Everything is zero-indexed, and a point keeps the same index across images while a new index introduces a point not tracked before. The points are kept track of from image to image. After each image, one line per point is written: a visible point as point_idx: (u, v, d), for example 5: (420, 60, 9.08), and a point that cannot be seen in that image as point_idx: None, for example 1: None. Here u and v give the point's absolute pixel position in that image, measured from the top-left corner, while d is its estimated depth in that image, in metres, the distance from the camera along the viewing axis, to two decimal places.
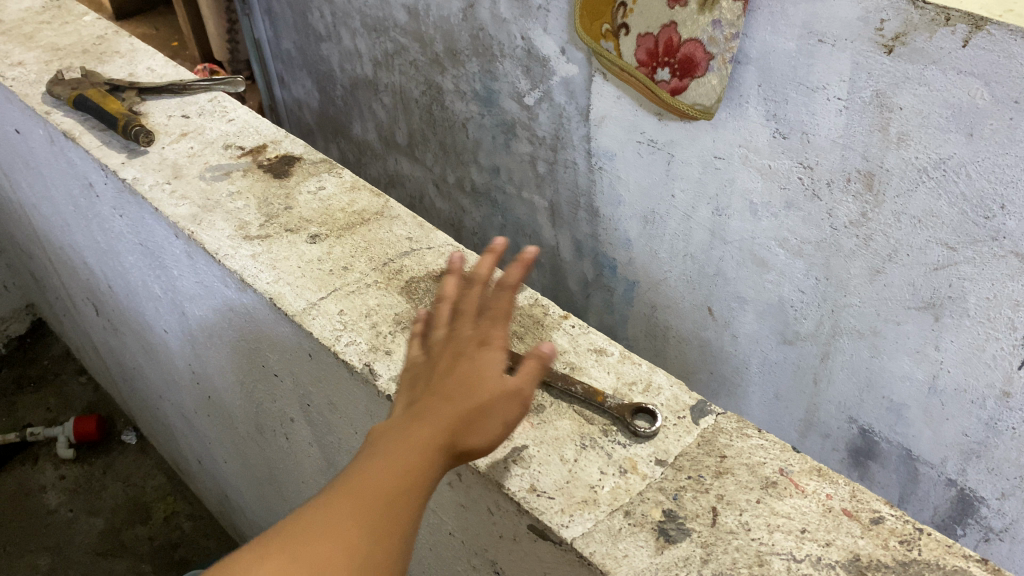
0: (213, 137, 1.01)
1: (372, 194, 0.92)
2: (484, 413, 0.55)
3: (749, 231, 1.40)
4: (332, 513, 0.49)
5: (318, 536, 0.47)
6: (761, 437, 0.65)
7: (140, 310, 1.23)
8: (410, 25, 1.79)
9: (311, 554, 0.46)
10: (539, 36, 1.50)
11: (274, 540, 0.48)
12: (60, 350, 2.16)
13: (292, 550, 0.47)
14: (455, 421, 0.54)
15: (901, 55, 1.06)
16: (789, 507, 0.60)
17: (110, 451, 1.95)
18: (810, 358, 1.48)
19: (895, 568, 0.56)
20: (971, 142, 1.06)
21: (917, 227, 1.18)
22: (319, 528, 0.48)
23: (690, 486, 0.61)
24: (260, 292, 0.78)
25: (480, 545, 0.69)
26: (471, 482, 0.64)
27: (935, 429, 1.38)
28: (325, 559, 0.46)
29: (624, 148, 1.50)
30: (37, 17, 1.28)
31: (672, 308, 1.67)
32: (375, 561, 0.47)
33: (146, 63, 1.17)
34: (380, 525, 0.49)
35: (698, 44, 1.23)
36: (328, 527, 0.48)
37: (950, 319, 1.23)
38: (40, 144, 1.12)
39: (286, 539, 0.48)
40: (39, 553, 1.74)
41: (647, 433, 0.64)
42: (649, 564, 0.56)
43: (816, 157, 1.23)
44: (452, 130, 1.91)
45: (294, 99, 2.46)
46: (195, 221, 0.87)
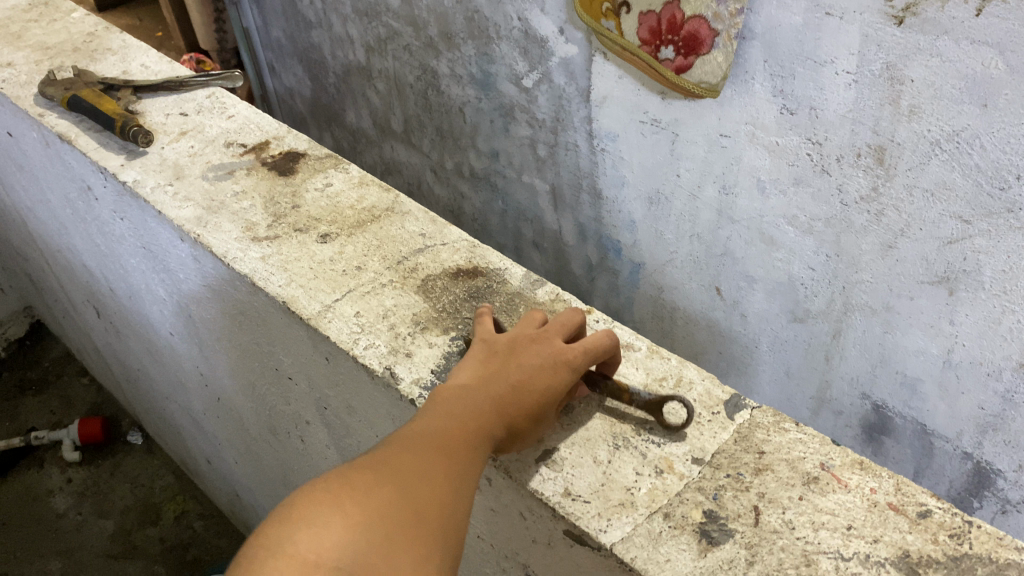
0: (213, 134, 0.98)
1: (380, 189, 0.90)
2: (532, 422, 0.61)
3: (757, 209, 1.38)
4: (425, 460, 0.55)
5: (416, 475, 0.53)
6: (799, 431, 0.65)
7: (143, 312, 1.21)
8: (403, 9, 1.75)
9: (412, 490, 0.52)
10: (536, 17, 1.47)
11: (378, 469, 0.53)
12: (60, 352, 2.13)
13: (395, 482, 0.52)
14: (516, 417, 0.60)
15: (912, 26, 1.02)
16: (833, 503, 0.59)
17: (116, 452, 1.93)
18: (822, 336, 1.46)
19: (947, 563, 0.56)
20: (986, 113, 1.03)
21: (930, 201, 1.15)
22: (417, 469, 0.54)
23: (729, 485, 0.61)
24: (273, 296, 0.77)
25: (511, 548, 0.68)
26: (502, 487, 0.64)
27: (950, 403, 1.37)
28: (423, 497, 0.52)
29: (627, 129, 1.48)
30: (23, 14, 1.24)
31: (680, 289, 1.66)
32: (460, 506, 0.54)
33: (139, 59, 1.14)
34: (461, 480, 0.55)
35: (702, 21, 1.20)
36: (422, 470, 0.54)
37: (964, 293, 1.21)
38: (34, 147, 1.09)
39: (388, 469, 0.53)
40: (50, 559, 1.72)
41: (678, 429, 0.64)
42: (693, 568, 0.56)
43: (825, 133, 1.20)
44: (449, 115, 1.88)
45: (286, 88, 2.42)
46: (200, 223, 0.85)
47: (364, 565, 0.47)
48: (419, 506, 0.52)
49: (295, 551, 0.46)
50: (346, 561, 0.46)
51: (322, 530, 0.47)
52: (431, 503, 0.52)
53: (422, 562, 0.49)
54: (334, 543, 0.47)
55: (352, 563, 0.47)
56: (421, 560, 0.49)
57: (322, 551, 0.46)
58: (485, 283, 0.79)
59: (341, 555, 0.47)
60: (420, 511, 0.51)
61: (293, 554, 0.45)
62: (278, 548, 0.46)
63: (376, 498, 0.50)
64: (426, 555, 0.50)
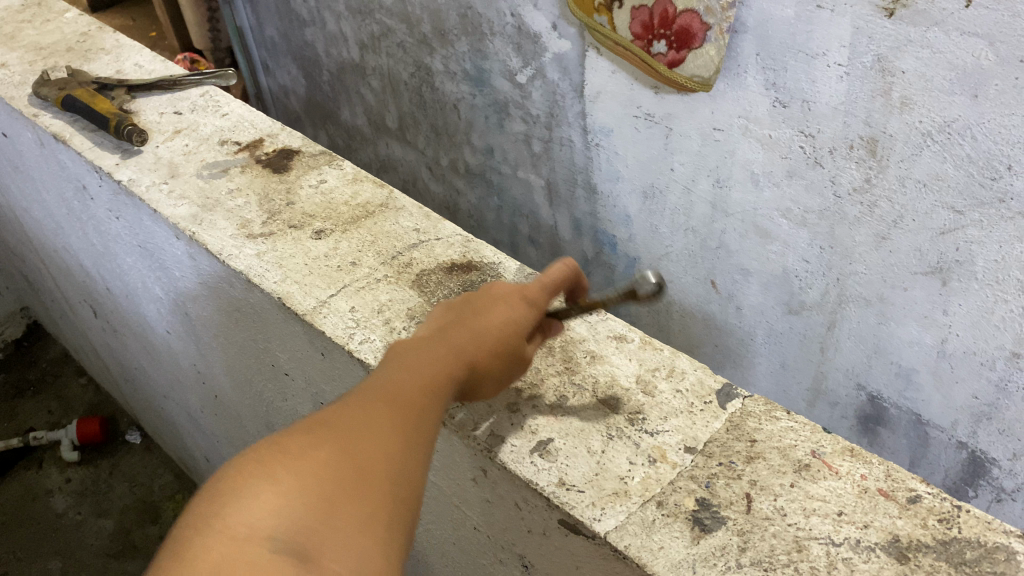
0: (207, 133, 0.99)
1: (374, 185, 0.91)
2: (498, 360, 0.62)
3: (751, 202, 1.39)
4: (376, 415, 0.51)
5: (365, 428, 0.49)
6: (791, 419, 0.65)
7: (140, 311, 1.21)
8: (396, 6, 1.75)
9: (362, 446, 0.48)
10: (529, 12, 1.47)
11: (322, 426, 0.49)
12: (57, 352, 2.13)
13: (342, 439, 0.48)
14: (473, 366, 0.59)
15: (903, 18, 1.03)
16: (824, 490, 0.60)
17: (115, 452, 1.93)
18: (817, 328, 1.47)
19: (936, 547, 0.56)
20: (976, 104, 1.03)
21: (922, 191, 1.16)
22: (367, 423, 0.50)
23: (721, 473, 0.61)
24: (268, 292, 0.77)
25: (508, 539, 0.69)
26: (498, 478, 0.65)
27: (945, 392, 1.37)
28: (374, 451, 0.48)
29: (621, 124, 1.48)
30: (17, 15, 1.25)
31: (675, 283, 1.66)
32: (417, 459, 0.50)
33: (133, 59, 1.14)
34: (418, 432, 0.51)
35: (694, 15, 1.20)
36: (373, 424, 0.50)
37: (957, 283, 1.22)
38: (29, 147, 1.09)
39: (334, 426, 0.49)
40: (50, 559, 1.73)
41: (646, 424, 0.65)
42: (685, 555, 0.57)
43: (818, 125, 1.21)
44: (444, 111, 1.88)
45: (281, 87, 2.42)
46: (195, 221, 0.85)
47: (307, 528, 0.43)
48: (369, 460, 0.47)
49: (227, 525, 0.41)
50: (286, 527, 0.42)
51: (258, 497, 0.43)
52: (383, 457, 0.48)
53: (376, 519, 0.45)
54: (271, 510, 0.43)
55: (294, 528, 0.42)
56: (375, 518, 0.45)
57: (258, 519, 0.42)
58: (479, 277, 0.79)
59: (280, 521, 0.42)
60: (371, 467, 0.47)
61: (224, 529, 0.41)
62: (208, 523, 0.41)
63: (320, 456, 0.46)
64: (381, 511, 0.46)
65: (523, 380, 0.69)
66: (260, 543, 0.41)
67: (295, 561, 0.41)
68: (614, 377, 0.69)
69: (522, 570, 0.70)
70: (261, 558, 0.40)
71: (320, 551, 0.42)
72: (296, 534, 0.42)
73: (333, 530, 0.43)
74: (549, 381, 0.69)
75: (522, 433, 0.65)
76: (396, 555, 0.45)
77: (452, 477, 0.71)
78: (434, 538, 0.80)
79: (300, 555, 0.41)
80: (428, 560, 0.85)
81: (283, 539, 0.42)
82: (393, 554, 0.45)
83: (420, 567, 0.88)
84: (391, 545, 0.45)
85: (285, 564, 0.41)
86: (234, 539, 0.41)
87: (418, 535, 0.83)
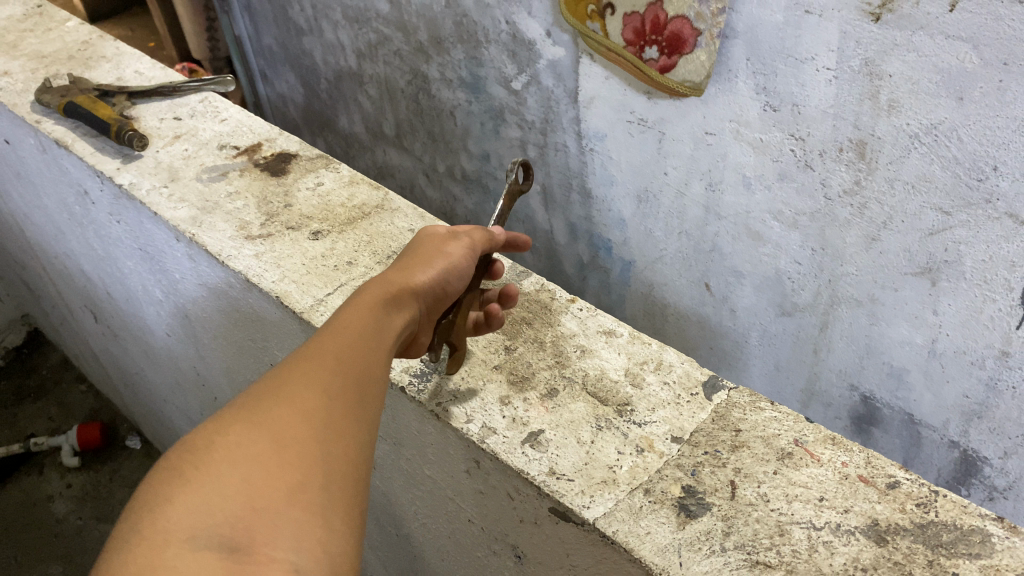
0: (207, 138, 1.01)
1: (370, 187, 0.93)
2: (413, 259, 0.66)
3: (743, 205, 1.41)
4: (289, 389, 0.51)
5: (278, 402, 0.50)
6: (774, 409, 0.68)
7: (140, 314, 1.23)
8: (392, 14, 1.77)
9: (274, 423, 0.48)
10: (523, 20, 1.49)
11: (233, 415, 0.49)
12: (58, 359, 2.15)
13: (255, 422, 0.48)
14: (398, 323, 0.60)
15: (889, 22, 1.05)
16: (806, 477, 0.63)
17: (115, 457, 1.95)
18: (810, 329, 1.48)
19: (913, 530, 0.60)
20: (961, 106, 1.05)
21: (910, 193, 1.18)
22: (279, 398, 0.50)
23: (707, 461, 0.64)
24: (267, 291, 0.79)
25: (501, 531, 0.70)
26: (490, 469, 0.67)
27: (936, 392, 1.39)
28: (290, 425, 0.49)
29: (614, 129, 1.50)
30: (19, 25, 1.27)
31: (669, 285, 1.68)
32: (339, 423, 0.50)
33: (133, 66, 1.16)
34: (339, 396, 0.52)
35: (685, 21, 1.22)
36: (286, 398, 0.50)
37: (946, 283, 1.23)
38: (31, 153, 1.11)
39: (246, 412, 0.49)
40: (51, 563, 1.74)
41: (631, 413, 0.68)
42: (672, 540, 0.59)
43: (808, 128, 1.23)
44: (440, 118, 1.90)
45: (278, 95, 2.44)
46: (195, 223, 0.87)
47: (227, 518, 0.44)
48: (285, 434, 0.48)
49: (146, 534, 0.43)
50: (206, 522, 0.44)
51: (173, 500, 0.44)
52: (301, 427, 0.49)
53: (302, 493, 0.46)
54: (187, 509, 0.44)
55: (215, 522, 0.44)
56: (299, 491, 0.46)
57: (176, 521, 0.43)
58: None
59: (199, 518, 0.44)
60: (288, 442, 0.48)
61: (145, 536, 0.43)
62: (128, 537, 0.43)
63: (232, 445, 0.47)
64: (308, 483, 0.47)
65: (515, 375, 0.72)
66: (181, 544, 0.42)
67: (221, 554, 0.43)
68: (603, 370, 0.72)
69: (515, 560, 0.71)
70: (183, 559, 0.42)
71: (246, 537, 0.44)
72: (216, 528, 0.43)
73: (256, 514, 0.44)
74: (540, 375, 0.72)
75: (514, 424, 0.67)
76: (331, 520, 0.46)
77: (445, 470, 0.72)
78: (430, 532, 0.82)
79: (226, 546, 0.43)
80: (424, 554, 0.86)
81: (205, 533, 0.43)
82: (328, 522, 0.46)
83: (417, 563, 0.89)
84: (322, 513, 0.46)
85: (210, 560, 0.42)
86: (156, 543, 0.42)
87: (415, 531, 0.85)
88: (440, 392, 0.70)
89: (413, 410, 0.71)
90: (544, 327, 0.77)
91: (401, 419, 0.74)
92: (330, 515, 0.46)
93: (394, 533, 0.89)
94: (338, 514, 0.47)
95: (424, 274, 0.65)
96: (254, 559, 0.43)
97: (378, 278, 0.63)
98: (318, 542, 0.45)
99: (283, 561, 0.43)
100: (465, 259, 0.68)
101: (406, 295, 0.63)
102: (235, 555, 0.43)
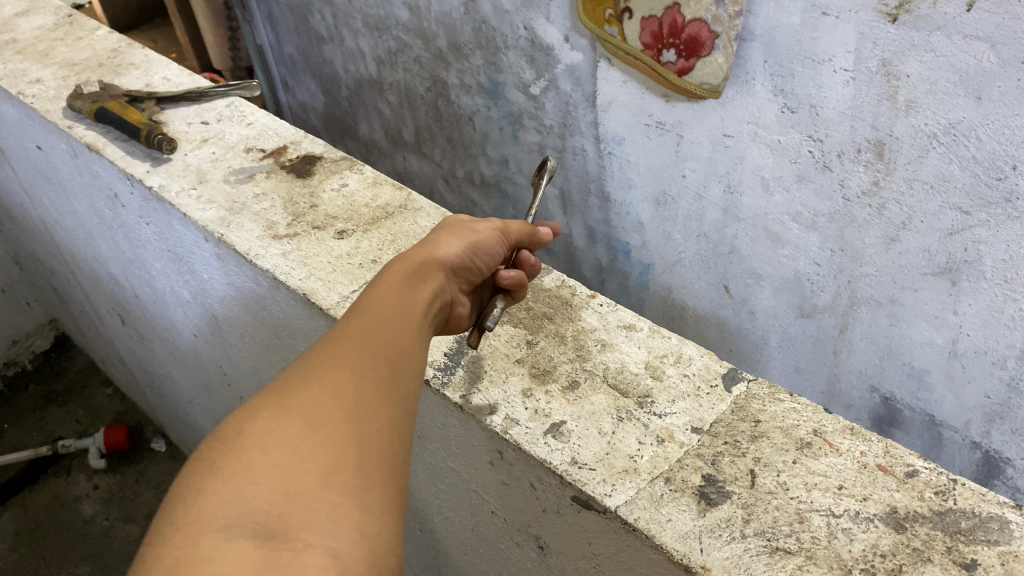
0: (234, 141, 1.04)
1: (393, 188, 0.95)
2: (442, 235, 0.69)
3: (762, 207, 1.41)
4: (318, 373, 0.52)
5: (307, 387, 0.51)
6: (793, 400, 0.70)
7: (168, 316, 1.25)
8: (412, 22, 1.80)
9: (304, 406, 0.50)
10: (541, 25, 1.51)
11: (263, 402, 0.51)
12: (84, 364, 2.18)
13: (284, 407, 0.50)
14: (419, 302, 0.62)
15: (906, 22, 1.05)
16: (825, 466, 0.64)
17: (141, 460, 1.98)
18: (829, 331, 1.48)
19: (932, 517, 0.60)
20: (980, 106, 1.06)
21: (929, 193, 1.18)
22: (308, 382, 0.52)
23: (726, 451, 0.65)
24: (294, 288, 0.82)
25: (524, 521, 0.72)
26: (513, 460, 0.68)
27: (957, 393, 1.39)
28: (319, 409, 0.50)
29: (633, 132, 1.51)
30: (50, 34, 1.30)
31: (687, 288, 1.69)
32: (369, 400, 0.52)
33: (162, 73, 1.19)
34: (368, 376, 0.53)
35: (703, 24, 1.24)
36: (315, 381, 0.52)
37: (967, 283, 1.23)
38: (63, 158, 1.14)
39: (276, 398, 0.51)
40: (79, 563, 1.77)
41: (653, 404, 0.69)
42: (693, 527, 0.60)
43: (825, 129, 1.23)
44: (459, 124, 1.92)
45: (299, 103, 2.47)
46: (223, 224, 0.90)
47: (264, 503, 0.45)
48: (316, 419, 0.49)
49: (180, 525, 0.44)
50: (240, 511, 0.45)
51: (206, 491, 0.45)
52: (331, 409, 0.50)
53: (335, 475, 0.47)
54: (222, 498, 0.45)
55: (249, 510, 0.45)
56: (333, 473, 0.47)
57: (210, 510, 0.44)
58: None
59: (234, 507, 0.45)
60: (319, 425, 0.49)
61: (181, 528, 0.44)
62: (166, 529, 0.44)
63: (262, 432, 0.48)
64: (341, 464, 0.48)
65: (536, 368, 0.73)
66: (216, 534, 0.44)
67: (257, 541, 0.44)
68: (624, 363, 0.73)
69: (538, 550, 0.73)
70: (220, 548, 0.43)
71: (281, 523, 0.45)
72: (251, 516, 0.45)
73: (291, 499, 0.46)
74: (561, 368, 0.73)
75: (536, 416, 0.69)
76: (366, 501, 0.47)
77: (469, 462, 0.74)
78: (454, 526, 0.83)
79: (262, 534, 0.44)
80: (449, 549, 0.88)
81: (240, 522, 0.44)
82: (363, 504, 0.47)
83: (440, 558, 0.91)
84: (358, 494, 0.47)
85: (246, 548, 0.43)
86: (192, 534, 0.44)
87: (438, 525, 0.86)
88: (463, 385, 0.72)
89: (437, 403, 0.73)
90: (565, 322, 0.78)
91: (426, 412, 0.76)
92: (364, 496, 0.47)
93: (418, 528, 0.91)
94: (374, 493, 0.48)
95: (448, 245, 0.68)
96: (291, 545, 0.44)
97: (403, 254, 0.66)
98: (354, 524, 0.46)
99: (319, 545, 0.44)
100: (492, 237, 0.71)
101: (432, 267, 0.66)
102: (272, 541, 0.44)
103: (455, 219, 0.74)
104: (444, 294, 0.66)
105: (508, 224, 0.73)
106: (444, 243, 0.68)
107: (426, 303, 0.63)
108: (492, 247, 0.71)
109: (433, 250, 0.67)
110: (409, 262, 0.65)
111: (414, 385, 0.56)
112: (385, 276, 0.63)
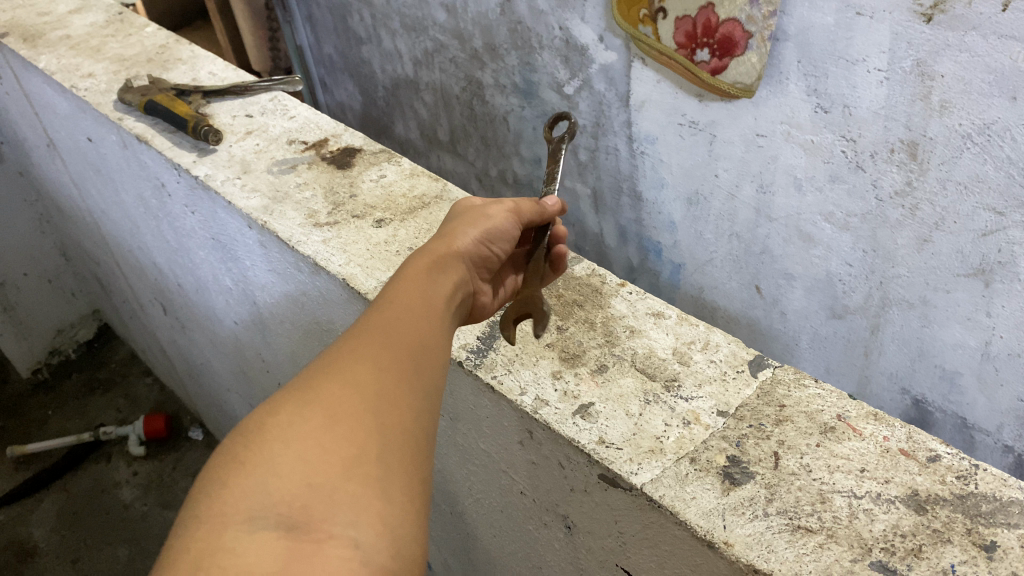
0: (277, 133, 1.07)
1: (429, 179, 0.98)
2: (457, 225, 0.72)
3: (795, 207, 1.42)
4: (341, 366, 0.54)
5: (330, 381, 0.53)
6: (818, 386, 0.71)
7: (209, 304, 1.29)
8: (449, 22, 1.82)
9: (328, 399, 0.52)
10: (576, 25, 1.53)
11: (288, 396, 0.52)
12: (126, 353, 2.24)
13: (307, 400, 0.52)
14: (438, 296, 0.64)
15: (941, 22, 1.06)
16: (848, 449, 0.65)
17: (179, 447, 2.03)
18: (861, 331, 1.48)
19: (952, 500, 0.62)
20: (1015, 105, 1.06)
21: (963, 193, 1.18)
22: (330, 376, 0.53)
23: (751, 434, 0.67)
24: (333, 274, 0.84)
25: (553, 501, 0.74)
26: (542, 439, 0.70)
27: (990, 395, 1.38)
28: (340, 401, 0.52)
29: (666, 131, 1.53)
30: (102, 30, 1.34)
31: (719, 287, 1.70)
32: (392, 393, 0.54)
33: (207, 68, 1.23)
34: (390, 369, 0.55)
35: (736, 23, 1.25)
36: (338, 376, 0.53)
37: (1000, 284, 1.23)
38: (113, 150, 1.18)
39: (299, 392, 0.53)
40: (118, 546, 1.82)
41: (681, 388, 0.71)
42: (716, 504, 0.62)
43: (858, 130, 1.24)
44: (492, 123, 1.95)
45: (338, 103, 2.52)
46: (267, 212, 0.93)
47: (287, 494, 0.47)
48: (338, 411, 0.51)
49: (205, 517, 0.46)
50: (264, 502, 0.47)
51: (229, 484, 0.47)
52: (354, 402, 0.52)
53: (357, 467, 0.49)
54: (244, 490, 0.47)
55: (272, 501, 0.47)
56: (354, 466, 0.49)
57: (233, 503, 0.46)
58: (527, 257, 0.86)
59: (257, 500, 0.47)
60: (340, 417, 0.51)
61: (206, 520, 0.46)
62: (191, 519, 0.46)
63: (286, 425, 0.50)
64: (362, 457, 0.49)
65: (566, 352, 0.75)
66: (240, 526, 0.46)
67: (280, 532, 0.46)
68: (652, 349, 0.75)
69: (566, 530, 0.75)
70: (243, 540, 0.45)
71: (304, 515, 0.46)
72: (275, 507, 0.46)
73: (312, 490, 0.47)
74: (590, 353, 0.75)
75: (565, 397, 0.71)
76: (388, 492, 0.49)
77: (500, 443, 0.76)
78: (484, 507, 0.86)
79: (285, 525, 0.46)
80: (479, 531, 0.90)
81: (264, 514, 0.46)
82: (385, 495, 0.49)
83: (470, 540, 0.93)
84: (380, 486, 0.49)
85: (271, 538, 0.45)
86: (216, 525, 0.45)
87: (468, 507, 0.88)
88: (495, 367, 0.74)
89: (470, 384, 0.75)
90: (595, 309, 0.80)
91: (458, 394, 0.78)
92: (386, 487, 0.49)
93: (449, 510, 0.93)
94: (397, 486, 0.50)
95: (464, 236, 0.70)
96: (314, 536, 0.46)
97: (424, 248, 0.68)
98: (376, 515, 0.48)
99: (342, 537, 0.46)
100: (507, 222, 0.74)
101: (452, 262, 0.68)
102: (294, 532, 0.46)
103: (468, 206, 0.77)
104: (465, 287, 0.68)
105: (521, 207, 0.76)
106: (461, 235, 0.71)
107: (446, 298, 0.64)
108: (508, 233, 0.74)
109: (452, 244, 0.69)
110: (429, 256, 0.67)
111: (438, 378, 0.58)
112: (406, 271, 0.65)
